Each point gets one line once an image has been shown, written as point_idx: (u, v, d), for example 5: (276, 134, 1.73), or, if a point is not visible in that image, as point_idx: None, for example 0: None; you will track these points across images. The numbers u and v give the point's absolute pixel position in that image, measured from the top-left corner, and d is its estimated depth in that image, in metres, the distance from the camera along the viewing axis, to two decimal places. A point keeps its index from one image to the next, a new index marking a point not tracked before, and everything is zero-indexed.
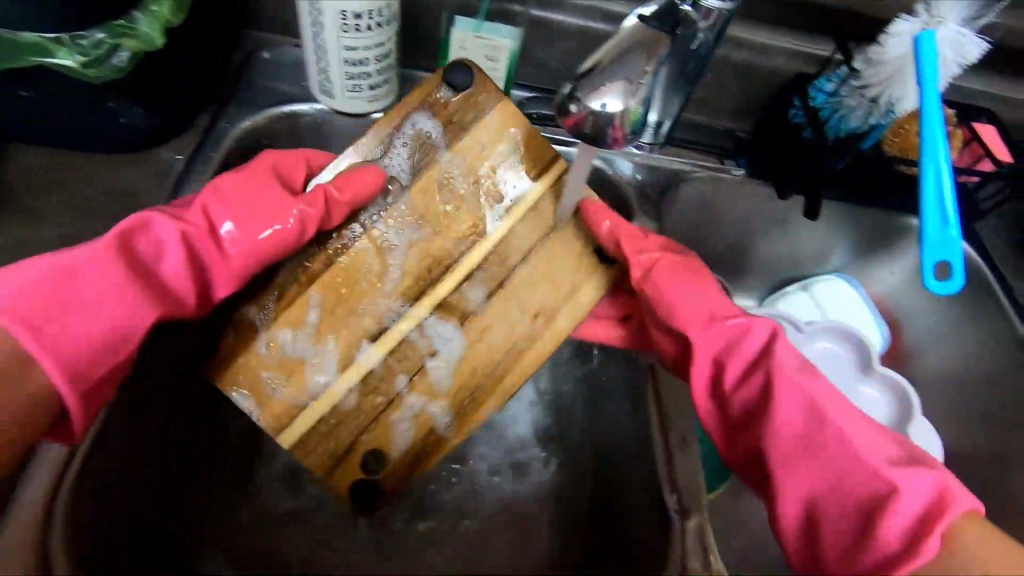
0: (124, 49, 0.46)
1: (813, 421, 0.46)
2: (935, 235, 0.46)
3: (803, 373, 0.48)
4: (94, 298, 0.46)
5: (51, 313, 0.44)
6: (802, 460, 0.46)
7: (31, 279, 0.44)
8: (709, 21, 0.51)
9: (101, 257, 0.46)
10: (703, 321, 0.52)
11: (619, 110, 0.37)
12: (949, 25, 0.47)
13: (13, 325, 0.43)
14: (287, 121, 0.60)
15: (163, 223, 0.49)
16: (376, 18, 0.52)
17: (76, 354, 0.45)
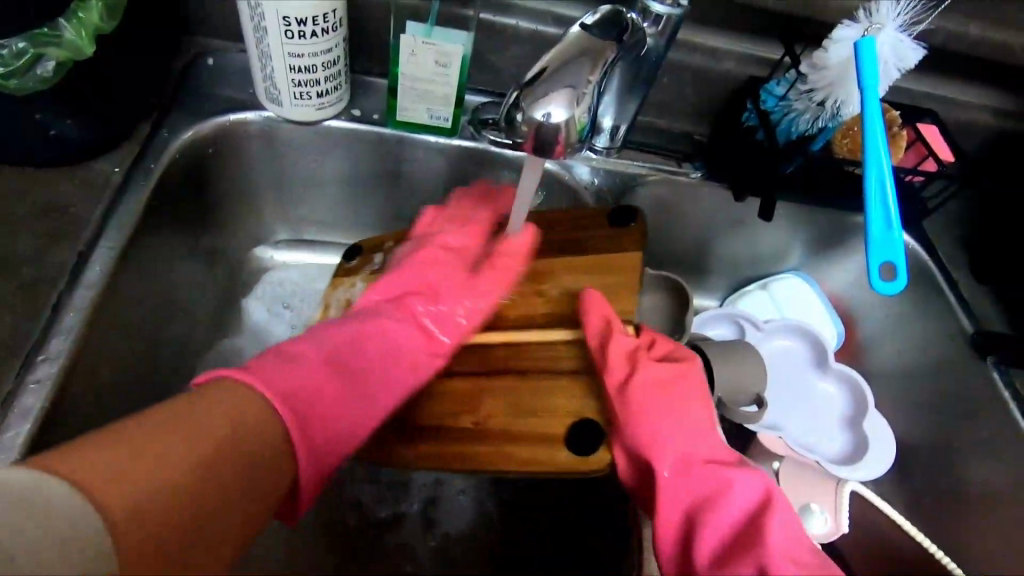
0: (48, 59, 0.44)
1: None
2: (880, 237, 0.46)
3: (789, 539, 0.40)
4: (334, 399, 0.43)
5: (311, 403, 0.41)
6: None
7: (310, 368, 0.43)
8: (658, 28, 0.52)
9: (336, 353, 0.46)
10: (682, 459, 0.45)
11: (565, 120, 0.37)
12: (887, 30, 0.48)
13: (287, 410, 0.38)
14: (234, 130, 0.58)
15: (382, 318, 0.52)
16: (321, 24, 0.51)
17: (332, 433, 0.42)
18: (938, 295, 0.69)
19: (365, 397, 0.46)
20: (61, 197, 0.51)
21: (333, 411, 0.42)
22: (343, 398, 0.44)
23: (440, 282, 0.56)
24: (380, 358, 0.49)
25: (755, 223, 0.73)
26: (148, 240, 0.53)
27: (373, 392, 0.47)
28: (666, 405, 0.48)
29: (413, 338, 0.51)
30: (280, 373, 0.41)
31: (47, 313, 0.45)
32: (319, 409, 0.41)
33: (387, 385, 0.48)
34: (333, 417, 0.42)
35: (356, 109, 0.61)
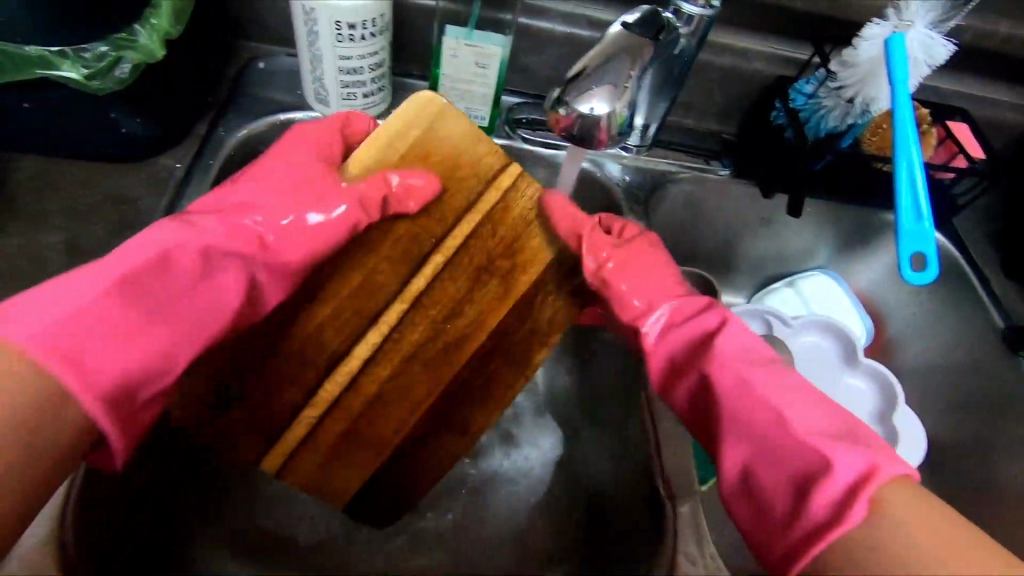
0: (125, 61, 0.47)
1: (752, 390, 0.44)
2: (910, 228, 0.48)
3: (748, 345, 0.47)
4: (89, 309, 0.39)
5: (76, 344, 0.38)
6: (737, 426, 0.43)
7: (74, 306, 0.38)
8: (691, 28, 0.54)
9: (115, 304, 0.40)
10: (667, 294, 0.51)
11: (606, 113, 0.39)
12: (917, 28, 0.50)
13: (52, 360, 0.36)
14: (284, 130, 0.62)
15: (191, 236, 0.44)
16: (370, 28, 0.54)
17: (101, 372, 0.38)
18: (969, 291, 0.69)
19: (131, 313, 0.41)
20: (127, 189, 0.54)
21: (128, 335, 0.40)
22: (129, 331, 0.41)
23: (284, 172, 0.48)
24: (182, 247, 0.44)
25: (781, 220, 0.75)
26: None
27: (152, 330, 0.42)
28: (642, 262, 0.52)
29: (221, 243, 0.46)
30: (29, 308, 0.38)
31: None
32: (120, 323, 0.40)
33: (217, 304, 0.46)
34: (116, 330, 0.40)
35: (398, 110, 0.65)
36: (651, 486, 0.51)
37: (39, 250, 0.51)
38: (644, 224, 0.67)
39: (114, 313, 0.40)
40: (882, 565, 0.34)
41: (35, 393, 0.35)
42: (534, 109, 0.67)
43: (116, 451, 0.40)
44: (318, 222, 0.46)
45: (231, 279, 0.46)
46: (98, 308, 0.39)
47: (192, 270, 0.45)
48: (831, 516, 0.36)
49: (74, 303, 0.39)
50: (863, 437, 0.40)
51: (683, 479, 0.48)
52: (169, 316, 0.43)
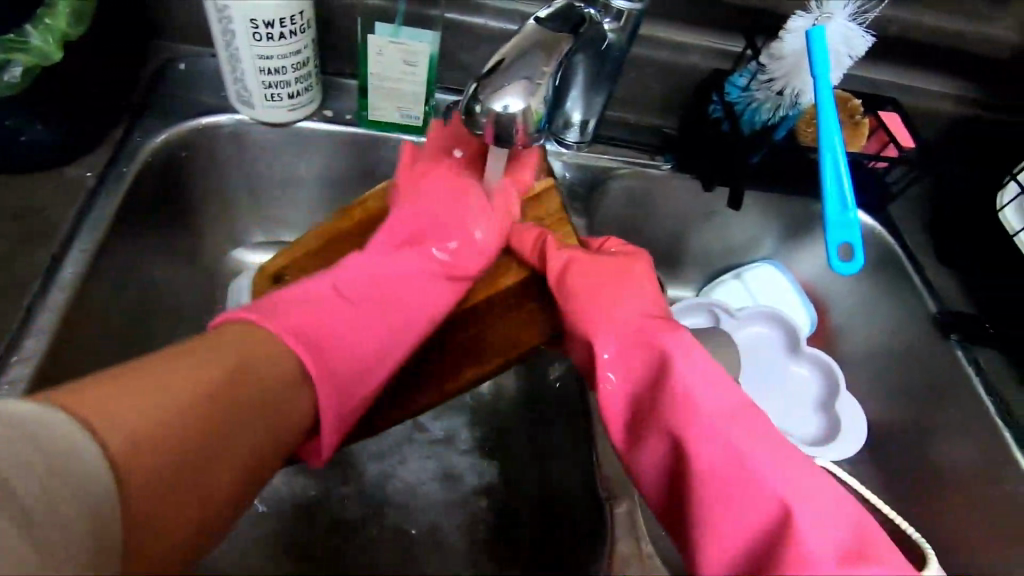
0: (16, 65, 0.44)
1: (734, 475, 0.42)
2: (836, 219, 0.48)
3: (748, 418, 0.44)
4: (334, 321, 0.48)
5: (311, 333, 0.46)
6: (723, 510, 0.41)
7: (317, 292, 0.49)
8: (620, 22, 0.54)
9: (327, 297, 0.50)
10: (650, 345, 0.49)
11: (522, 110, 0.38)
12: (837, 19, 0.50)
13: (297, 345, 0.44)
14: (207, 133, 0.59)
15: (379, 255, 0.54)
16: (289, 27, 0.52)
17: (309, 324, 0.47)
18: (904, 278, 0.71)
19: (433, 288, 0.53)
20: (33, 200, 0.51)
21: (358, 347, 0.49)
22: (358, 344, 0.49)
23: (467, 203, 0.55)
24: (392, 276, 0.53)
25: (724, 214, 0.75)
26: (124, 241, 0.54)
27: (425, 286, 0.53)
28: (609, 297, 0.52)
29: (420, 279, 0.53)
30: (296, 308, 0.47)
31: (21, 314, 0.46)
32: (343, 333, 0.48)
33: (414, 309, 0.52)
34: (367, 329, 0.50)
35: (329, 110, 0.63)
36: (592, 486, 0.51)
37: None
38: (586, 222, 0.66)
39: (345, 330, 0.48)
40: None
41: (182, 401, 0.35)
42: None
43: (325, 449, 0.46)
44: (480, 244, 0.54)
45: (427, 283, 0.53)
46: (318, 315, 0.48)
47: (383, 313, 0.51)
48: None
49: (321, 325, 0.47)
50: (863, 526, 0.40)
51: (622, 478, 0.48)
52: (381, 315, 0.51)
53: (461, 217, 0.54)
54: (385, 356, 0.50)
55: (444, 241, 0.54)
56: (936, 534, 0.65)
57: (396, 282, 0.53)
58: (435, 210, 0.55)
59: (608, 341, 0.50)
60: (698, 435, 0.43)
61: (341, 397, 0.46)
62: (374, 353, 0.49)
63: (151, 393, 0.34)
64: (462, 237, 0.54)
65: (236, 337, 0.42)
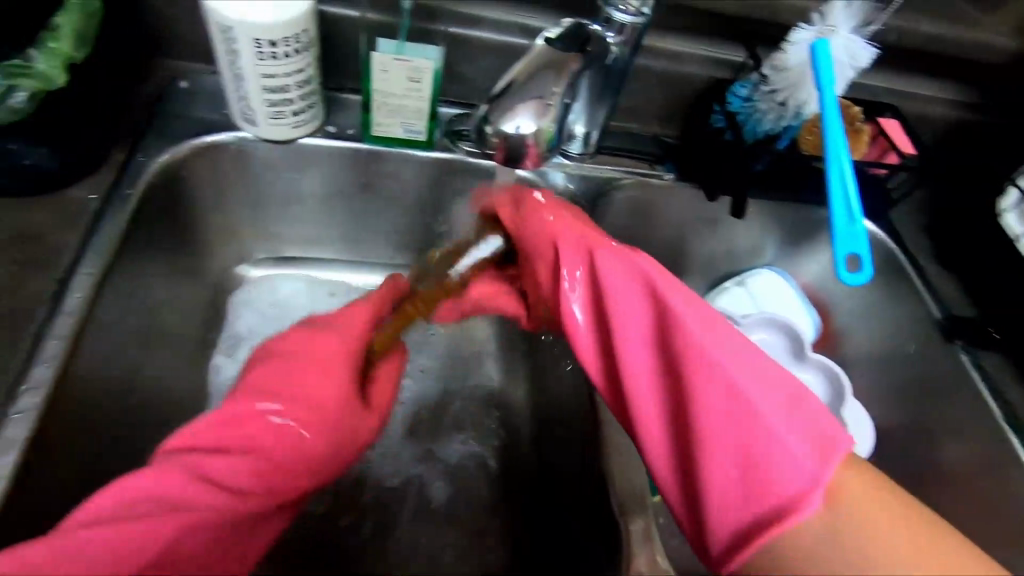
0: (20, 90, 0.44)
1: (682, 367, 0.40)
2: (843, 229, 0.48)
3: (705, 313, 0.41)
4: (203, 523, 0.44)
5: (123, 517, 0.40)
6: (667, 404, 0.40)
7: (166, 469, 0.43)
8: (623, 36, 0.54)
9: (167, 485, 0.42)
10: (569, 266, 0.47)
11: (534, 131, 0.38)
12: (841, 31, 0.51)
13: (105, 532, 0.38)
14: (210, 152, 0.59)
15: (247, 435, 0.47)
16: (293, 45, 0.51)
17: (100, 529, 0.38)
18: (907, 283, 0.71)
19: (227, 492, 0.45)
20: (35, 224, 0.51)
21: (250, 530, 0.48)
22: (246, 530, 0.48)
23: (259, 439, 0.48)
24: (262, 448, 0.48)
25: (727, 221, 0.75)
26: (128, 263, 0.53)
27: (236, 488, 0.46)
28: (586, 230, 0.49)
29: (280, 447, 0.48)
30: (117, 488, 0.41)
31: (28, 341, 0.45)
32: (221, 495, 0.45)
33: (278, 464, 0.48)
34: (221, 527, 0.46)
35: (332, 126, 0.62)
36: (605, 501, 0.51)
37: None
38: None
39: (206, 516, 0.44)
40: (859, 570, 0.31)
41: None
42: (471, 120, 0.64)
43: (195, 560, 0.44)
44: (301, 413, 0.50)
45: (228, 468, 0.46)
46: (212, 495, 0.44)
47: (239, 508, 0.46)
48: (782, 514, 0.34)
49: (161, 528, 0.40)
50: (822, 427, 0.36)
51: (634, 493, 0.48)
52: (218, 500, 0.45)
53: (280, 391, 0.50)
54: (238, 502, 0.46)
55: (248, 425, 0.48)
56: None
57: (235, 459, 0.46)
58: (296, 382, 0.51)
59: (575, 259, 0.47)
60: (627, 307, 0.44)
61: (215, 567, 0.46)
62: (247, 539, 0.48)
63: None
64: (281, 408, 0.49)
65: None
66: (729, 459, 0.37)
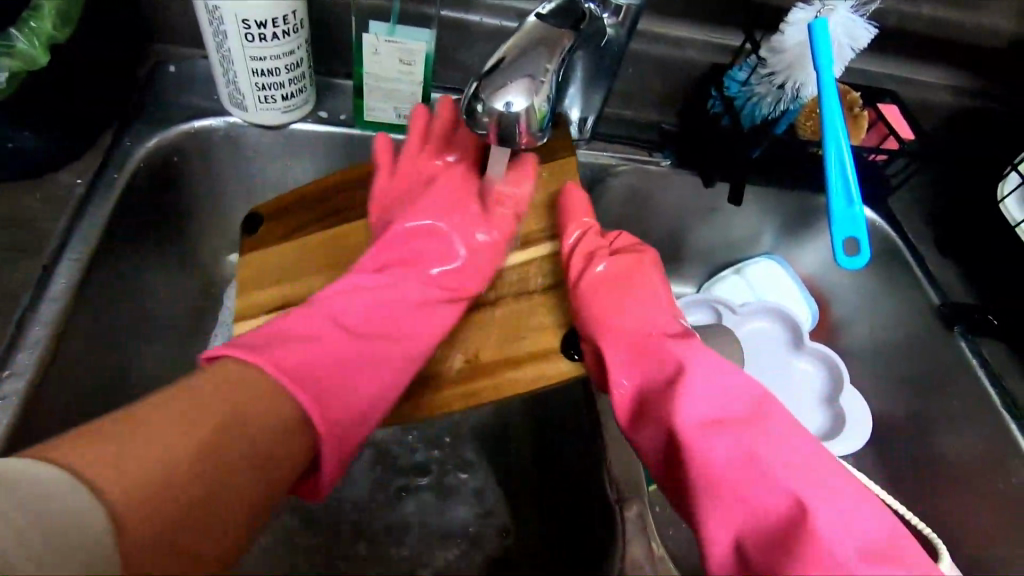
0: (1, 69, 0.43)
1: (760, 453, 0.40)
2: (841, 213, 0.48)
3: (740, 397, 0.44)
4: (338, 376, 0.42)
5: (314, 367, 0.40)
6: (727, 493, 0.39)
7: (365, 303, 0.47)
8: (619, 17, 0.53)
9: (337, 331, 0.44)
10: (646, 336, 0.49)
11: (525, 109, 0.37)
12: (840, 11, 0.50)
13: (285, 377, 0.38)
14: (199, 138, 0.58)
15: (364, 279, 0.48)
16: (282, 26, 0.50)
17: (293, 366, 0.39)
18: (905, 270, 0.71)
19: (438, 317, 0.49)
20: (20, 210, 0.50)
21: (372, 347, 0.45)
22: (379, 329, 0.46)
23: (406, 274, 0.49)
24: (422, 263, 0.51)
25: (725, 209, 0.74)
26: (117, 249, 0.52)
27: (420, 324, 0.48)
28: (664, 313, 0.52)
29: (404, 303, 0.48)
30: (295, 356, 0.40)
31: (13, 326, 0.45)
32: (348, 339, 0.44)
33: (415, 332, 0.48)
34: (365, 356, 0.44)
35: (323, 111, 0.62)
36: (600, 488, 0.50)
37: None
38: None
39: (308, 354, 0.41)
40: None
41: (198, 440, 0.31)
42: None
43: (326, 481, 0.40)
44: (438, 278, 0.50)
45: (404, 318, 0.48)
46: (309, 353, 0.41)
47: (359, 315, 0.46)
48: None
49: (284, 356, 0.39)
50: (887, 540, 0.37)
51: (630, 481, 0.47)
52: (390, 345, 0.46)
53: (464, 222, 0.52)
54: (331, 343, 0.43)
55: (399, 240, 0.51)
56: (942, 524, 0.65)
57: (361, 302, 0.47)
58: (422, 239, 0.51)
59: (627, 327, 0.50)
60: (694, 386, 0.44)
61: (341, 428, 0.40)
62: (402, 355, 0.46)
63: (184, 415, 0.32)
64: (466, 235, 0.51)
65: (220, 376, 0.35)
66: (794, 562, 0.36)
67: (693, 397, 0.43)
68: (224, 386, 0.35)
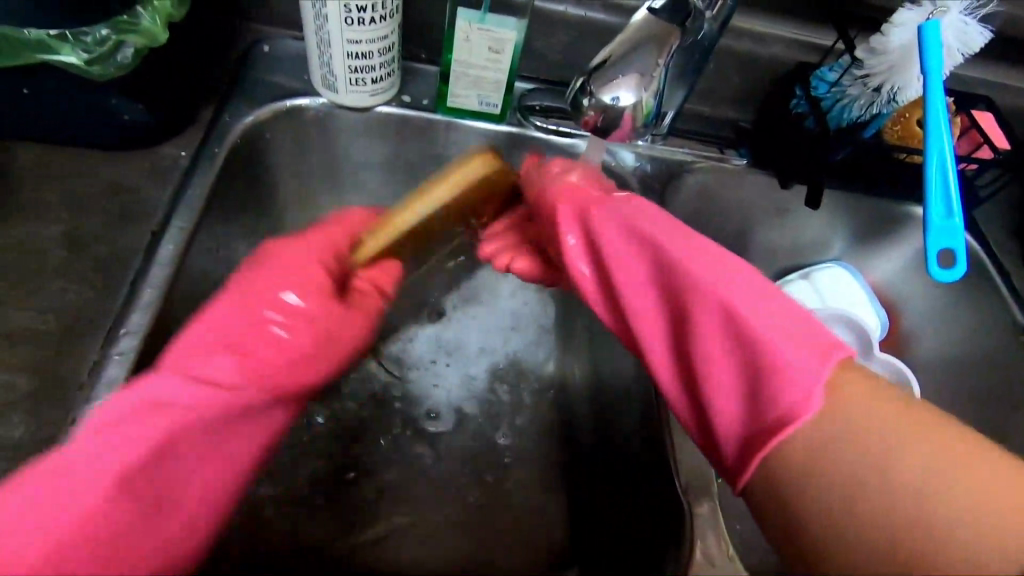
0: (128, 45, 0.45)
1: (692, 284, 0.44)
2: (940, 223, 0.46)
3: (669, 242, 0.46)
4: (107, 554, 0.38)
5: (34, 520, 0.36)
6: (670, 326, 0.45)
7: (122, 417, 0.40)
8: (714, 11, 0.52)
9: (96, 458, 0.38)
10: (580, 206, 0.51)
11: (632, 103, 0.37)
12: (954, 13, 0.47)
13: None
14: (290, 116, 0.60)
15: (170, 391, 0.42)
16: (380, 11, 0.52)
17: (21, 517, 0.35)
18: (990, 286, 0.68)
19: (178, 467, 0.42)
20: (130, 179, 0.53)
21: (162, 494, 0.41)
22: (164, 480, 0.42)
23: (206, 410, 0.43)
24: (256, 355, 0.47)
25: (798, 211, 0.73)
26: (213, 220, 0.55)
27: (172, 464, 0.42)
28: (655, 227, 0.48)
29: (184, 426, 0.42)
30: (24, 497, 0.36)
31: (125, 289, 0.48)
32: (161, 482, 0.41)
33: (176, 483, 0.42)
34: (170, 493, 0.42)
35: (406, 96, 0.63)
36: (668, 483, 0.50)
37: (39, 243, 0.49)
38: None
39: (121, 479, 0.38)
40: (876, 462, 0.34)
41: None
42: (548, 94, 0.65)
43: None
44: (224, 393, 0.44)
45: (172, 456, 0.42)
46: (92, 466, 0.38)
47: (193, 450, 0.43)
48: (782, 412, 0.37)
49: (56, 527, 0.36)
50: (820, 336, 0.40)
51: (698, 479, 0.48)
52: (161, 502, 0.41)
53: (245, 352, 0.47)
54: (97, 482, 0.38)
55: (172, 413, 0.42)
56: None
57: (116, 444, 0.39)
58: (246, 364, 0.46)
59: (574, 202, 0.51)
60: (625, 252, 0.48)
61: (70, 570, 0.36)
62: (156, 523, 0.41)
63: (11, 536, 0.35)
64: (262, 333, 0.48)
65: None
66: (726, 371, 0.41)
67: (625, 258, 0.48)
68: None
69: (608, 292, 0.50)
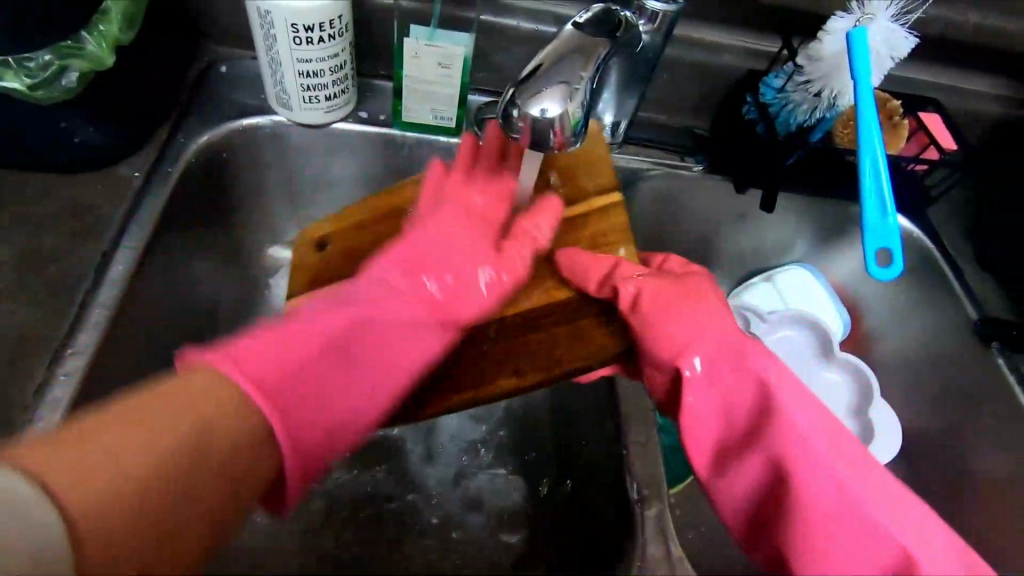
0: (72, 70, 0.47)
1: (845, 506, 0.43)
2: (875, 224, 0.47)
3: (815, 443, 0.45)
4: (309, 380, 0.39)
5: (286, 386, 0.38)
6: (830, 526, 0.43)
7: (295, 355, 0.39)
8: (654, 25, 0.54)
9: (317, 352, 0.40)
10: (720, 350, 0.50)
11: (559, 114, 0.38)
12: (880, 20, 0.49)
13: (263, 400, 0.36)
14: (246, 134, 0.61)
15: (383, 275, 0.47)
16: (328, 30, 0.53)
17: (261, 366, 0.37)
18: (944, 286, 0.69)
19: (408, 353, 0.44)
20: (83, 200, 0.53)
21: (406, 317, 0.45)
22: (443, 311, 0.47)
23: (394, 311, 0.45)
24: (433, 255, 0.49)
25: (756, 216, 0.74)
26: (168, 239, 0.56)
27: (409, 351, 0.45)
28: (681, 310, 0.50)
29: (376, 329, 0.44)
30: (253, 352, 0.38)
31: (74, 309, 0.48)
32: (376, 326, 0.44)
33: (394, 355, 0.44)
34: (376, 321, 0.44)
35: (363, 112, 0.64)
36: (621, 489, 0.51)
37: None
38: None
39: (307, 358, 0.39)
40: None
41: (204, 502, 0.33)
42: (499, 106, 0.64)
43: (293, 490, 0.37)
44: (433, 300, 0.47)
45: (400, 339, 0.44)
46: (276, 352, 0.39)
47: (388, 331, 0.44)
48: None
49: (275, 371, 0.38)
50: (969, 559, 0.43)
51: (650, 481, 0.48)
52: (309, 399, 0.39)
53: (450, 263, 0.48)
54: (274, 362, 0.38)
55: (374, 280, 0.47)
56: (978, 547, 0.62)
57: (381, 331, 0.44)
58: (450, 246, 0.49)
59: (697, 357, 0.49)
60: (805, 438, 0.46)
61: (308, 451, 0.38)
62: (343, 407, 0.40)
63: (155, 423, 0.32)
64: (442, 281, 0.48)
65: (193, 376, 0.35)
66: None
67: (766, 446, 0.46)
68: (199, 397, 0.34)
69: (727, 483, 0.48)
